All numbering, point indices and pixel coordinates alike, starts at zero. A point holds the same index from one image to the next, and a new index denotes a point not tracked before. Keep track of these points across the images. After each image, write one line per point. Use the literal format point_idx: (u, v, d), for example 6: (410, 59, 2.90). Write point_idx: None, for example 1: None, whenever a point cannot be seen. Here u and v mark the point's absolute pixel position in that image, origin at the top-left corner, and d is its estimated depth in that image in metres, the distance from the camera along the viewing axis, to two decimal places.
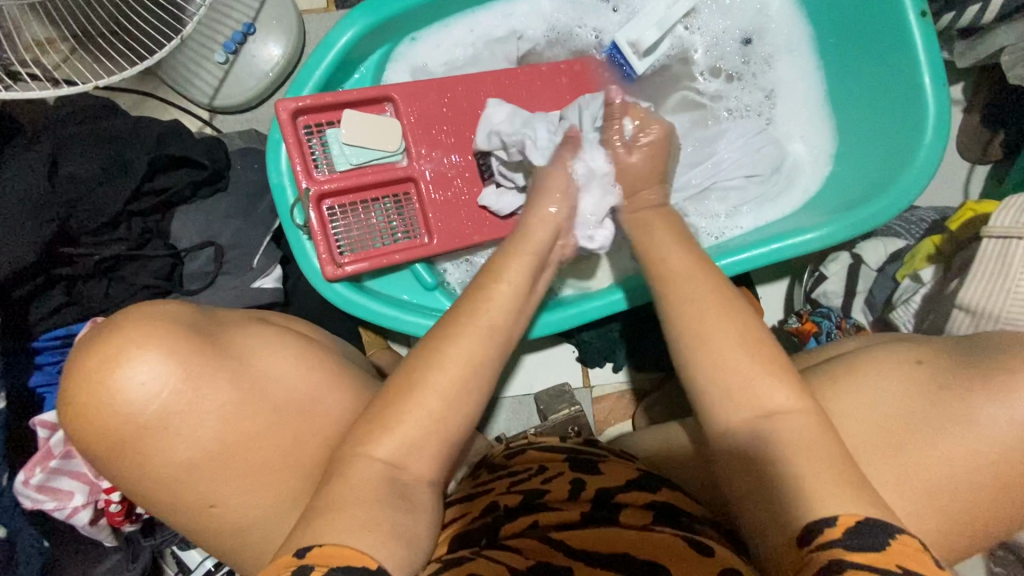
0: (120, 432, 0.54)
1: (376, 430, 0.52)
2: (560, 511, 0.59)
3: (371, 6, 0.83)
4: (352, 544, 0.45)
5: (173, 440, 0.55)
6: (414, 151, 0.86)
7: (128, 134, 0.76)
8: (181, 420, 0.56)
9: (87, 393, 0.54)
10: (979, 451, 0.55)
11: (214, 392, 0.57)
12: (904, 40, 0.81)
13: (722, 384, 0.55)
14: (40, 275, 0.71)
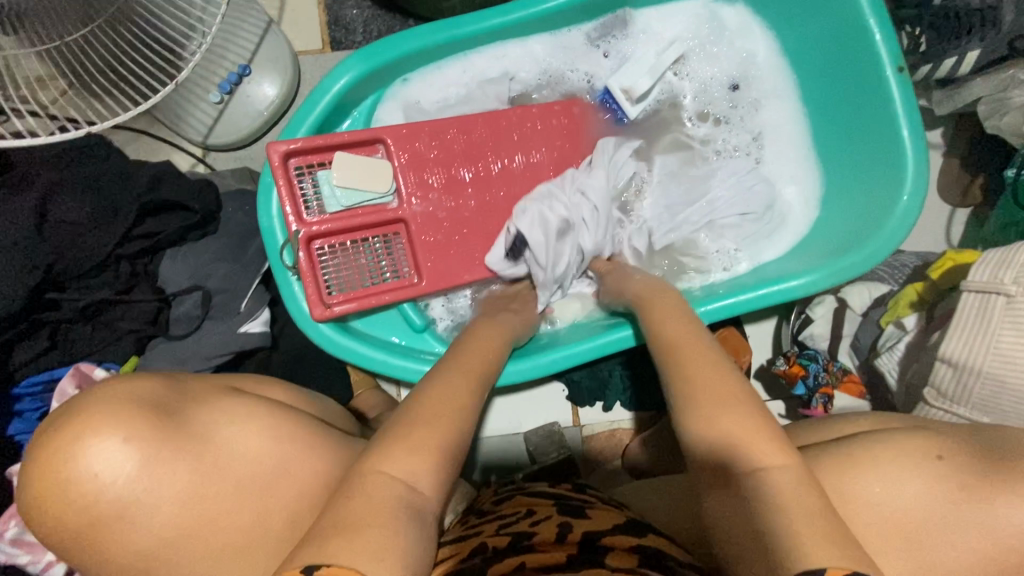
0: (91, 512, 0.51)
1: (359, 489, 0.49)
2: (546, 552, 0.57)
3: (366, 54, 0.85)
4: None
5: (155, 495, 0.53)
6: (404, 192, 0.86)
7: (119, 178, 0.76)
8: (141, 509, 0.52)
9: (44, 481, 0.50)
10: (991, 551, 0.53)
11: (176, 474, 0.54)
12: (883, 91, 0.84)
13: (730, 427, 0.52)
14: (24, 321, 0.70)
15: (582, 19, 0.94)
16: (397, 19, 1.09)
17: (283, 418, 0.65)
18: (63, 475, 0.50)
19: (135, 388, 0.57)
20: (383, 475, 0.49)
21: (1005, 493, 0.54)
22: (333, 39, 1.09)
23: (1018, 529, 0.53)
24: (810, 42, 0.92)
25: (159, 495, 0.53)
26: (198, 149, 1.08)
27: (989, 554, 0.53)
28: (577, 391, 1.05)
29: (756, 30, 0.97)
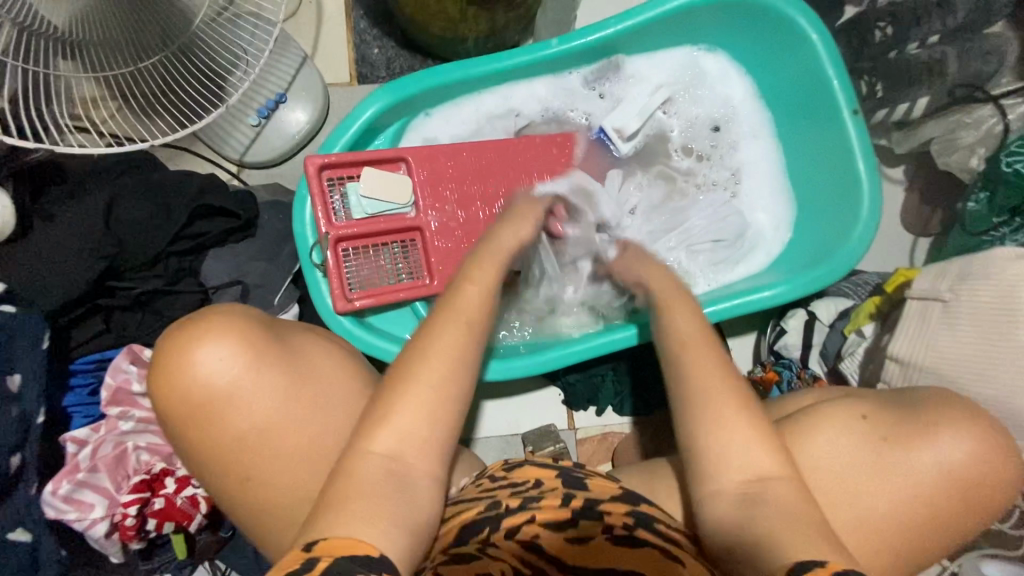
0: (203, 394, 0.63)
1: (380, 438, 0.57)
2: (551, 509, 0.65)
3: (392, 88, 0.98)
4: (354, 537, 0.50)
5: (228, 423, 0.64)
6: (421, 204, 0.98)
7: (173, 186, 0.86)
8: (242, 395, 0.64)
9: (172, 367, 0.63)
10: (917, 493, 0.64)
11: (270, 376, 0.65)
12: (842, 133, 0.96)
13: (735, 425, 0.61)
14: (85, 304, 0.80)
15: (581, 63, 1.07)
16: (417, 58, 1.23)
17: (351, 358, 0.74)
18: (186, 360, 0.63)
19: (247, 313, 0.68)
20: (369, 454, 0.56)
21: (927, 437, 0.65)
22: (361, 74, 1.23)
23: (933, 470, 0.64)
24: (780, 89, 1.06)
25: (258, 396, 0.64)
26: (234, 166, 1.19)
27: (915, 497, 0.64)
28: (573, 394, 1.14)
29: (735, 74, 1.10)
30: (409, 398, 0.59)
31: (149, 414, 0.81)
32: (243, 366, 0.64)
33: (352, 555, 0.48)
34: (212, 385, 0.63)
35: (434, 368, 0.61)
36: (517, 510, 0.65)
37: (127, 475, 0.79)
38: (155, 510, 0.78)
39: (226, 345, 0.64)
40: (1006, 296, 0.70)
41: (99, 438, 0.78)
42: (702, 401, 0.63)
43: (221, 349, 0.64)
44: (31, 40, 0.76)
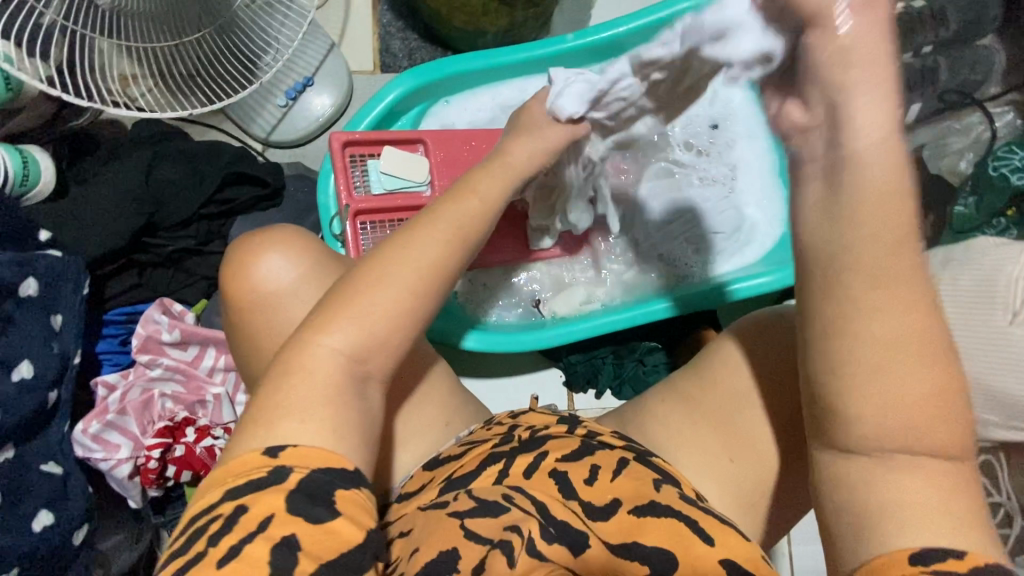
0: (267, 291, 0.73)
1: (338, 336, 0.57)
2: (558, 444, 0.70)
3: (416, 73, 1.04)
4: (324, 448, 0.53)
5: (285, 327, 0.73)
6: (437, 184, 1.02)
7: (207, 153, 0.92)
8: (300, 301, 0.73)
9: (246, 267, 0.74)
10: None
11: (326, 288, 0.74)
12: None
13: (898, 366, 0.45)
14: (122, 258, 0.85)
15: (593, 59, 1.13)
16: (438, 51, 1.30)
17: None
18: (258, 261, 0.73)
19: (312, 233, 0.79)
20: (320, 345, 0.56)
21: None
22: (384, 63, 1.29)
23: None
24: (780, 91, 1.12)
25: (310, 304, 0.74)
26: (259, 145, 1.24)
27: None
28: (575, 376, 1.19)
29: (735, 80, 1.17)
30: (386, 289, 0.59)
31: (175, 364, 0.84)
32: (306, 269, 0.75)
33: (323, 468, 0.52)
34: (274, 277, 0.74)
35: (431, 276, 0.61)
36: (529, 446, 0.70)
37: (152, 420, 0.83)
38: (176, 456, 0.82)
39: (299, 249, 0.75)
40: (987, 279, 0.77)
41: (127, 385, 0.83)
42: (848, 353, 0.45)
43: (291, 252, 0.75)
44: (89, 9, 0.86)
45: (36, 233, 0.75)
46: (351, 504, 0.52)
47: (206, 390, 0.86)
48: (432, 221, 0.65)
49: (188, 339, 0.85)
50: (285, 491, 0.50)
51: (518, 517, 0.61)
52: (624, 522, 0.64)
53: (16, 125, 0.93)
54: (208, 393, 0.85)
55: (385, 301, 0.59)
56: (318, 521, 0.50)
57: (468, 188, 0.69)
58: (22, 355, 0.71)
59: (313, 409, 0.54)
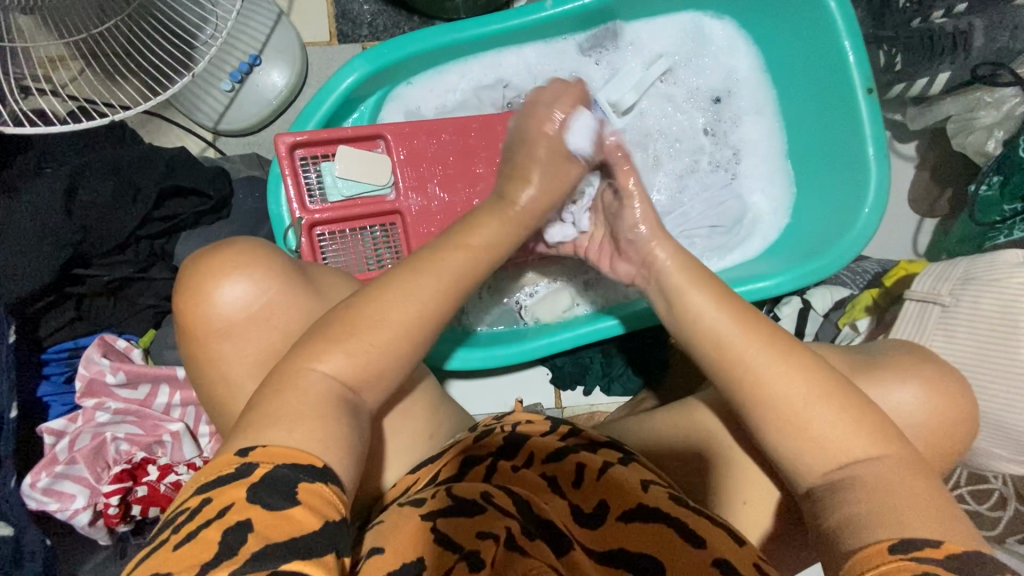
0: (219, 321, 0.65)
1: (326, 360, 0.56)
2: (541, 445, 0.68)
3: (372, 54, 0.90)
4: (302, 449, 0.49)
5: (231, 378, 0.66)
6: (402, 185, 0.91)
7: (138, 164, 0.82)
8: (243, 340, 0.66)
9: (204, 285, 0.66)
10: None
11: (286, 313, 0.67)
12: (853, 110, 0.90)
13: (817, 405, 0.58)
14: (53, 293, 0.77)
15: (579, 26, 0.99)
16: (402, 15, 1.14)
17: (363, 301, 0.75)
18: (215, 281, 0.65)
19: (276, 249, 0.71)
20: (313, 371, 0.55)
21: None
22: (341, 32, 1.14)
23: None
24: (788, 63, 0.98)
25: (262, 336, 0.66)
26: (208, 134, 1.12)
27: None
28: (561, 375, 1.13)
29: (742, 45, 1.02)
30: (382, 326, 0.59)
31: (125, 405, 0.80)
32: (275, 291, 0.67)
33: (292, 464, 0.48)
34: (234, 305, 0.66)
35: (400, 321, 0.60)
36: (510, 449, 0.68)
37: (107, 465, 0.78)
38: (138, 497, 0.78)
39: (269, 276, 0.66)
40: (1007, 304, 0.69)
41: (76, 430, 0.78)
42: (782, 400, 0.59)
43: (255, 278, 0.66)
44: None
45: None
46: (314, 497, 0.47)
47: (164, 428, 0.81)
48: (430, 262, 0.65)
49: (137, 378, 0.80)
50: (244, 482, 0.45)
51: (494, 523, 0.55)
52: (611, 530, 0.59)
53: None
54: (165, 433, 0.80)
55: (383, 339, 0.58)
56: (274, 509, 0.45)
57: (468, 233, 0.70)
58: None
59: (304, 420, 0.51)
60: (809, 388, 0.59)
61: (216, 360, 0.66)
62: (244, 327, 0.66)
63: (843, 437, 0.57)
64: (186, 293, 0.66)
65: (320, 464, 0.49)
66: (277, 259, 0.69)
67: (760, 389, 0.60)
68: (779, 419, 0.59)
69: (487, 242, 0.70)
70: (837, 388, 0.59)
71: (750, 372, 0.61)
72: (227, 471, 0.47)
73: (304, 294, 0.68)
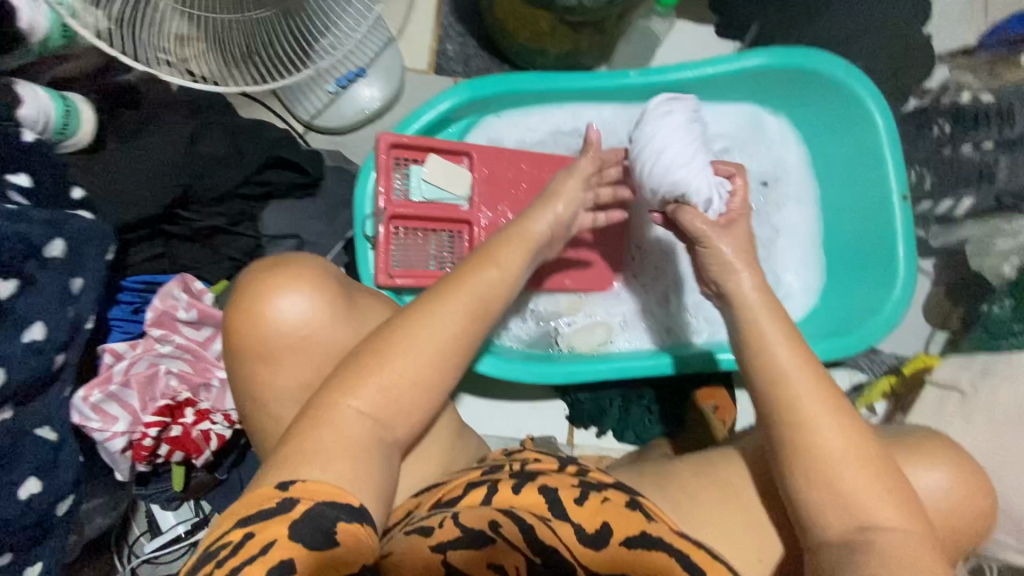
0: (266, 342, 0.69)
1: (358, 396, 0.62)
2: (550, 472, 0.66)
3: (475, 85, 1.01)
4: (331, 485, 0.56)
5: (300, 338, 0.70)
6: (476, 200, 1.00)
7: (252, 131, 0.90)
8: (286, 355, 0.70)
9: (257, 305, 0.69)
10: None
11: (331, 331, 0.71)
12: (888, 213, 1.00)
13: (849, 480, 0.60)
14: (150, 227, 0.83)
15: None
16: (495, 61, 1.28)
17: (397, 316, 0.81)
18: (264, 308, 0.68)
19: (323, 268, 0.74)
20: (346, 406, 0.61)
21: None
22: (439, 65, 1.27)
23: None
24: (833, 162, 1.10)
25: (296, 361, 0.70)
26: (300, 127, 1.22)
27: None
28: (579, 411, 1.17)
29: (793, 141, 1.14)
30: (412, 345, 0.65)
31: (186, 343, 0.83)
32: (324, 312, 0.71)
33: (331, 502, 0.54)
34: (283, 324, 0.69)
35: (435, 355, 0.66)
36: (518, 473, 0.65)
37: (154, 397, 0.81)
38: (173, 437, 0.80)
39: (319, 300, 0.70)
40: None
41: (135, 357, 0.81)
42: (822, 473, 0.61)
43: (304, 298, 0.70)
44: None
45: (6, 174, 0.69)
46: (348, 539, 0.53)
47: (212, 372, 0.85)
48: (459, 287, 0.71)
49: (204, 320, 0.83)
50: (286, 521, 0.52)
51: (508, 558, 0.55)
52: (613, 558, 0.58)
53: (65, 71, 0.96)
54: (214, 377, 0.84)
55: (407, 367, 0.64)
56: (315, 548, 0.52)
57: (491, 259, 0.76)
58: (36, 317, 0.67)
59: (336, 460, 0.58)
60: (848, 461, 0.60)
61: (264, 375, 0.71)
62: (292, 343, 0.70)
63: (880, 500, 0.60)
64: (239, 313, 0.69)
65: (354, 502, 0.56)
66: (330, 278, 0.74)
67: (790, 463, 0.63)
68: (815, 487, 0.61)
69: (510, 267, 0.76)
70: (877, 470, 0.60)
71: (790, 429, 0.63)
72: (269, 503, 0.53)
73: (342, 314, 0.72)
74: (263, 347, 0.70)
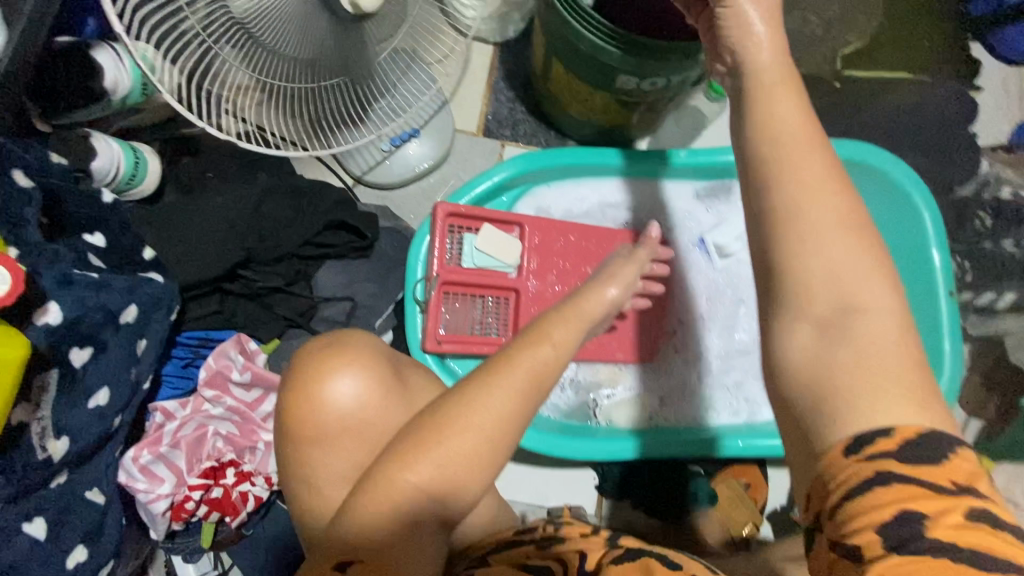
0: (321, 420, 0.71)
1: (412, 470, 0.58)
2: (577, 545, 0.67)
3: (530, 158, 1.04)
4: None
5: (361, 416, 0.71)
6: (525, 269, 1.01)
7: (314, 194, 0.92)
8: (340, 432, 0.71)
9: (312, 383, 0.71)
10: None
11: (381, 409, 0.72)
12: (932, 305, 1.01)
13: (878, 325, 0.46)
14: (211, 286, 0.84)
15: (701, 176, 1.13)
16: (542, 127, 1.32)
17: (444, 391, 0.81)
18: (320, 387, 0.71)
19: (375, 344, 0.76)
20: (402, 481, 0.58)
21: None
22: (487, 127, 1.31)
23: None
24: None
25: (349, 440, 0.71)
26: (350, 180, 1.25)
27: None
28: (611, 482, 1.15)
29: None
30: (469, 422, 0.59)
31: (236, 404, 0.83)
32: (376, 392, 0.72)
33: None
34: (339, 402, 0.71)
35: (496, 433, 0.60)
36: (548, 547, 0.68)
37: (199, 459, 0.81)
38: (215, 500, 0.79)
39: (372, 378, 0.72)
40: None
41: (185, 417, 0.81)
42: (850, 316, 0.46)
43: (359, 377, 0.72)
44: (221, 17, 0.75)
45: (84, 233, 0.71)
46: None
47: (258, 435, 0.84)
48: (518, 355, 0.64)
49: (256, 382, 0.83)
50: None
51: None
52: None
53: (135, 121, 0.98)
54: (260, 440, 0.83)
55: (464, 446, 0.59)
56: None
57: (545, 336, 0.67)
58: (103, 382, 0.66)
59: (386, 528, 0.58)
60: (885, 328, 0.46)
61: (320, 451, 0.71)
62: (349, 421, 0.71)
63: None
64: (296, 390, 0.71)
65: None
66: (381, 357, 0.75)
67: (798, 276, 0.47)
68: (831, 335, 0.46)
69: (565, 348, 0.67)
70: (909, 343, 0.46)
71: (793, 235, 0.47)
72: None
73: (393, 393, 0.73)
74: (320, 421, 0.71)
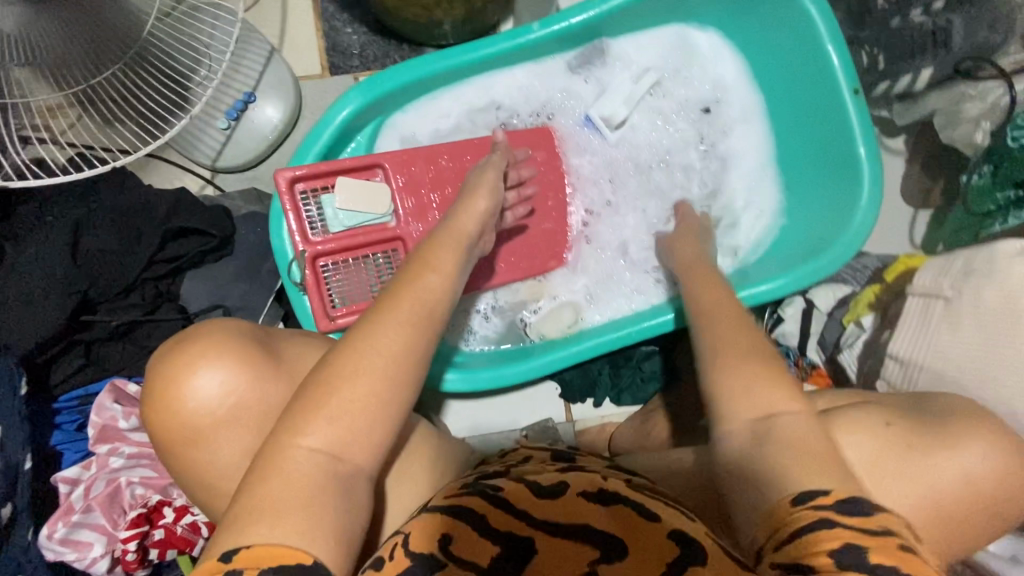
0: (190, 425, 0.60)
1: (311, 433, 0.51)
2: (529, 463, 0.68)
3: (365, 86, 0.91)
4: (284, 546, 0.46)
5: (232, 420, 0.61)
6: (402, 213, 0.92)
7: (140, 208, 0.82)
8: (216, 435, 0.61)
9: (172, 386, 0.60)
10: None
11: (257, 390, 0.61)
12: (840, 110, 0.91)
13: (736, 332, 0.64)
14: (62, 341, 0.78)
15: (566, 46, 1.00)
16: (391, 44, 1.16)
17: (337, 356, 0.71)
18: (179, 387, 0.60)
19: (239, 327, 0.64)
20: (299, 448, 0.51)
21: None
22: (332, 64, 1.15)
23: None
24: (772, 66, 1.00)
25: (229, 438, 0.61)
26: (207, 172, 1.13)
27: None
28: (570, 388, 1.13)
29: (728, 54, 1.04)
30: (363, 376, 0.54)
31: (140, 449, 0.81)
32: (246, 380, 0.61)
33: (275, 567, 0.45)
34: (205, 401, 0.60)
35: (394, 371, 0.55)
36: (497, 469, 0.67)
37: (123, 511, 0.79)
38: (155, 540, 0.78)
39: (238, 365, 0.61)
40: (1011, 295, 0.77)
41: (91, 477, 0.78)
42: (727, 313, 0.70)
43: (223, 367, 0.61)
44: None
45: None
46: None
47: None
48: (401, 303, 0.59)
49: None
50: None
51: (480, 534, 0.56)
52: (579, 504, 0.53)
53: None
54: None
55: (365, 391, 0.53)
56: None
57: (426, 263, 0.65)
58: None
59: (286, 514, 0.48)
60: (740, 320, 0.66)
61: (203, 465, 0.61)
62: (223, 421, 0.61)
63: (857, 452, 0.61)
64: (154, 397, 0.60)
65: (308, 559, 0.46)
66: (250, 340, 0.63)
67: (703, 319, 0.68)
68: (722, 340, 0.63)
69: (450, 267, 0.65)
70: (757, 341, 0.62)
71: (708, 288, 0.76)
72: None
73: (270, 376, 0.62)
74: (186, 455, 0.63)
